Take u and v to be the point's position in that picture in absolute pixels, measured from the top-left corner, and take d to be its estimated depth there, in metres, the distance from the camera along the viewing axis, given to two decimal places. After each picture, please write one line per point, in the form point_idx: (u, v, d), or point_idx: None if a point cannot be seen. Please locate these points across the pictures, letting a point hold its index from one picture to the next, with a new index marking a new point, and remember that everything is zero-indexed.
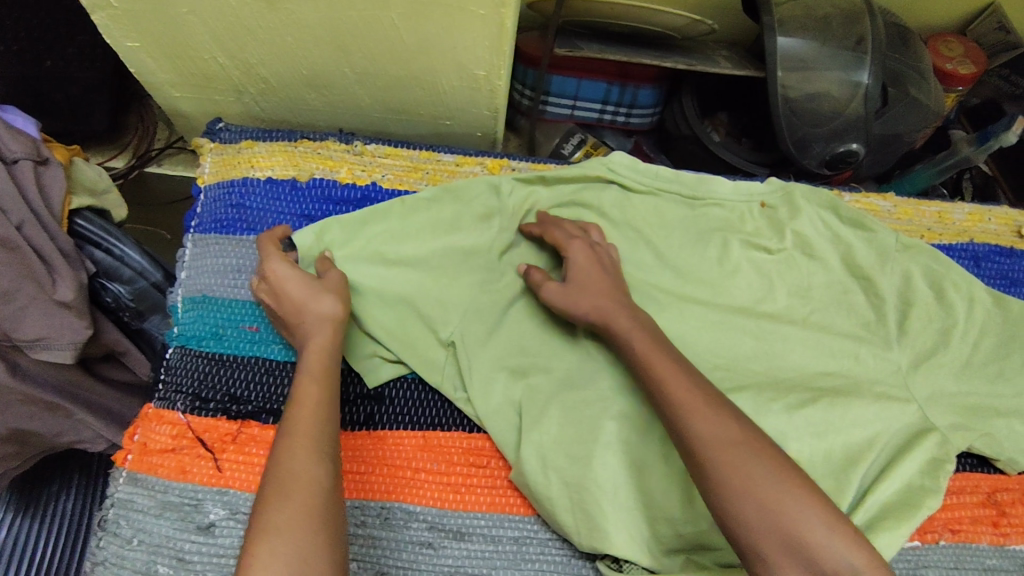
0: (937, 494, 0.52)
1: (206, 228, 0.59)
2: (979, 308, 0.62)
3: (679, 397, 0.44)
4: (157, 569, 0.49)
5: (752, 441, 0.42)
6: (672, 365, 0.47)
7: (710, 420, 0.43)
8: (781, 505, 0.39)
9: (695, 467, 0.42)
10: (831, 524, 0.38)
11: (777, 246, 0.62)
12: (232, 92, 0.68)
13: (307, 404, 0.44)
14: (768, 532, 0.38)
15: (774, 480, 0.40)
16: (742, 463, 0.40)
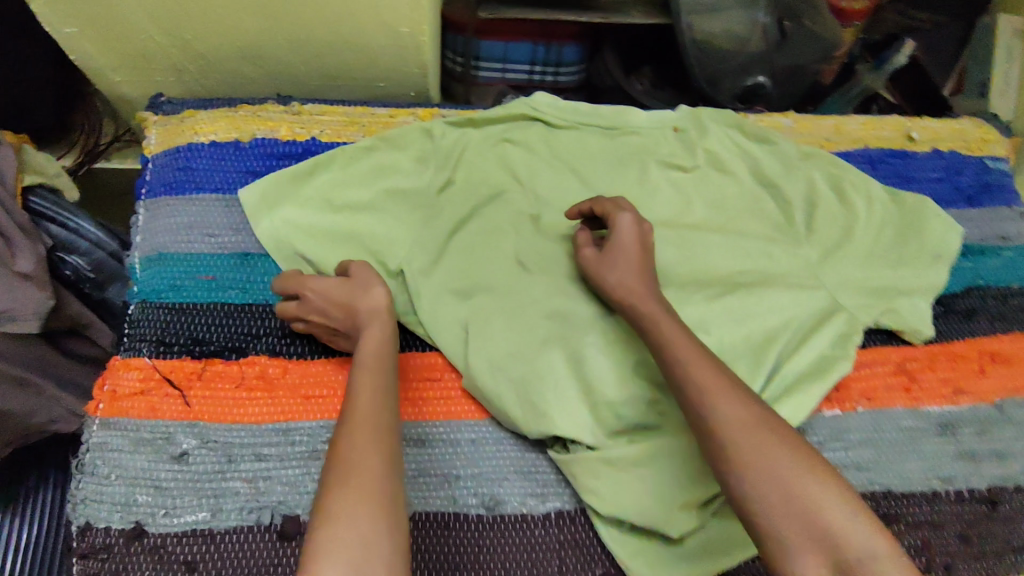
0: (849, 359, 0.59)
1: (155, 192, 0.62)
2: (877, 203, 0.68)
3: (701, 377, 0.46)
4: (137, 498, 0.53)
5: (761, 416, 0.44)
6: (697, 348, 0.48)
7: (722, 397, 0.45)
8: (804, 490, 0.41)
9: (706, 443, 0.45)
10: (853, 508, 0.41)
11: (690, 164, 0.68)
12: (172, 72, 0.72)
13: (367, 395, 0.46)
14: (791, 513, 0.41)
15: (785, 456, 0.42)
16: (754, 441, 0.43)
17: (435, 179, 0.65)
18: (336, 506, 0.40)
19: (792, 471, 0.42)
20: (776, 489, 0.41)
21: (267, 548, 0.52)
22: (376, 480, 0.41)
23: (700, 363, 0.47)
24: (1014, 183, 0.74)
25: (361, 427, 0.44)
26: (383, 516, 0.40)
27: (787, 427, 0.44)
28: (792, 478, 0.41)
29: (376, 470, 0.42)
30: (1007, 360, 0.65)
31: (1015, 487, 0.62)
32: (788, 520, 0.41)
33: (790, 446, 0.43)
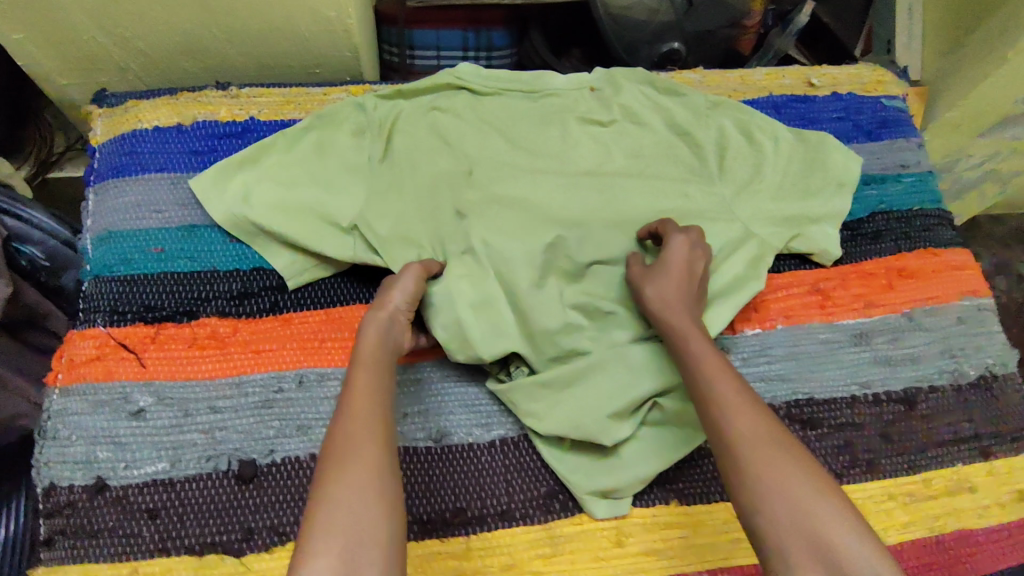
0: (759, 279, 0.65)
1: (104, 177, 0.66)
2: (784, 143, 0.74)
3: (722, 389, 0.50)
4: (98, 455, 0.55)
5: (775, 431, 0.47)
6: (723, 365, 0.52)
7: (737, 404, 0.49)
8: (811, 508, 0.43)
9: (716, 441, 0.49)
10: (858, 532, 0.42)
11: (608, 119, 0.73)
12: (116, 71, 0.75)
13: (361, 391, 0.49)
14: (792, 527, 0.43)
15: (782, 461, 0.46)
16: (758, 445, 0.47)
17: (372, 149, 0.69)
18: (333, 490, 0.43)
19: (789, 478, 0.45)
20: (769, 491, 0.45)
21: (226, 491, 0.55)
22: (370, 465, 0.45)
23: (721, 376, 0.51)
24: (910, 117, 0.80)
25: (355, 419, 0.48)
26: (378, 505, 0.44)
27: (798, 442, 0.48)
28: (788, 483, 0.45)
29: (373, 461, 0.45)
30: (914, 275, 0.71)
31: (931, 387, 0.66)
32: (780, 523, 0.43)
33: (794, 456, 0.46)
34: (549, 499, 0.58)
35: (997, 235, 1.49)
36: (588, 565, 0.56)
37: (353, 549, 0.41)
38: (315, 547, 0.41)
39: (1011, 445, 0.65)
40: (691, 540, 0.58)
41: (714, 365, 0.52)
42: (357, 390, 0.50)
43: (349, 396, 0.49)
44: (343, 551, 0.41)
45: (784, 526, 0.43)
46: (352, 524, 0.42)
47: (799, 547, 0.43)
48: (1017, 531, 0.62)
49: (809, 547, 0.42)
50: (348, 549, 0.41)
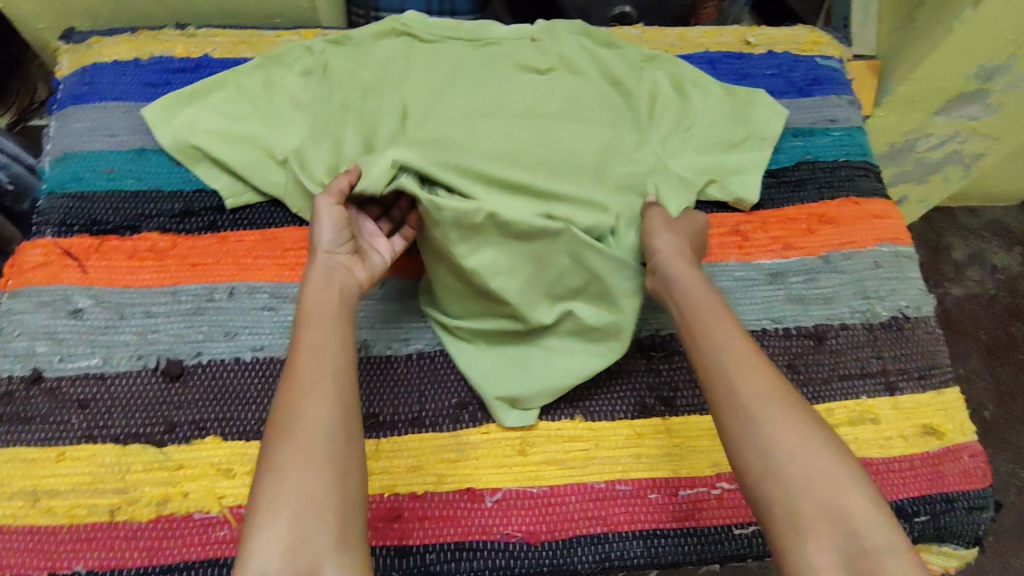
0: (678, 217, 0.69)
1: (64, 104, 0.71)
2: (712, 98, 0.77)
3: (733, 353, 0.51)
4: (37, 349, 0.59)
5: (786, 399, 0.49)
6: (730, 329, 0.53)
7: (744, 376, 0.50)
8: (826, 476, 0.45)
9: (725, 409, 0.50)
10: (871, 501, 0.44)
11: (544, 67, 0.76)
12: (87, 17, 0.79)
13: (306, 354, 0.50)
14: (812, 495, 0.44)
15: (796, 434, 0.47)
16: (772, 416, 0.48)
17: (316, 86, 0.72)
18: (281, 458, 0.44)
19: (807, 450, 0.46)
20: (784, 462, 0.46)
21: (153, 387, 0.59)
22: (322, 429, 0.46)
23: (733, 345, 0.52)
24: (845, 76, 0.83)
25: (305, 379, 0.48)
26: (332, 467, 0.45)
27: (807, 408, 0.49)
28: (800, 457, 0.46)
29: (323, 425, 0.46)
30: (833, 221, 0.73)
31: (842, 325, 0.69)
32: (799, 493, 0.45)
33: (810, 426, 0.47)
34: (457, 409, 0.61)
35: (972, 228, 1.44)
36: (490, 471, 0.59)
37: (307, 515, 0.42)
38: (273, 512, 0.42)
39: (918, 382, 0.67)
40: (593, 452, 0.60)
41: (721, 338, 0.53)
42: (300, 351, 0.50)
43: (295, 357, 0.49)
44: (297, 513, 0.42)
45: (801, 496, 0.45)
46: (306, 486, 0.43)
47: (819, 516, 0.44)
48: (920, 464, 0.64)
49: (829, 515, 0.44)
50: (303, 511, 0.42)
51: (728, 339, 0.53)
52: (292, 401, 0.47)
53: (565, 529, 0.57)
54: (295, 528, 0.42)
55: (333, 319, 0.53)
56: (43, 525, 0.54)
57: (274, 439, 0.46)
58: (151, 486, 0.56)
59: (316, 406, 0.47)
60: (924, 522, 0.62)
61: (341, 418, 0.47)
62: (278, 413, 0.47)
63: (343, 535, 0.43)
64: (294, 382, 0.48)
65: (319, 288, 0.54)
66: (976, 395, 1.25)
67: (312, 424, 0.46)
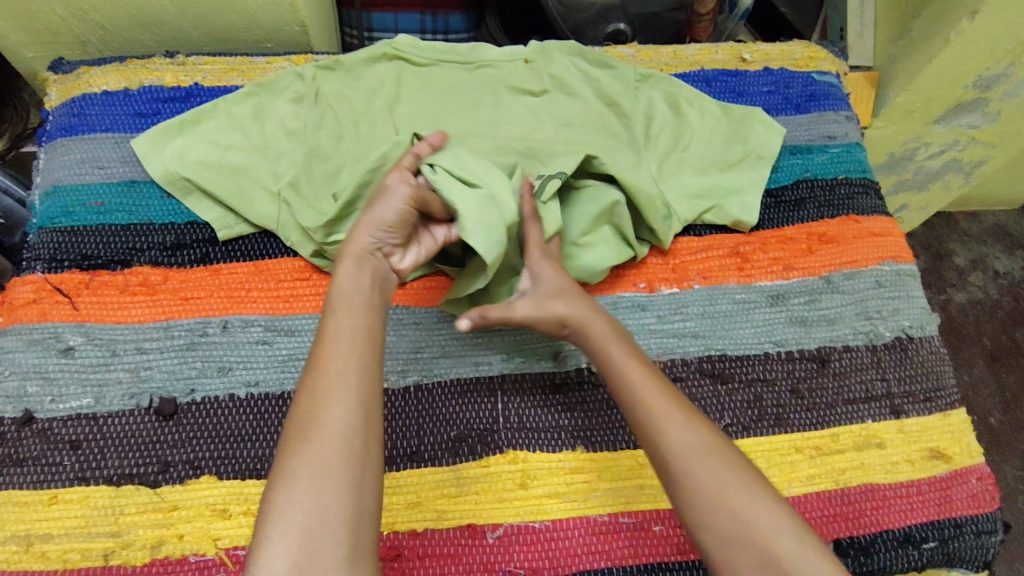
0: (667, 239, 0.69)
1: (53, 136, 0.70)
2: (709, 117, 0.77)
3: (653, 402, 0.52)
4: (27, 389, 0.58)
5: (711, 442, 0.51)
6: (647, 375, 0.54)
7: (670, 424, 0.51)
8: (756, 524, 0.47)
9: (654, 461, 0.51)
10: (802, 539, 0.47)
11: (539, 89, 0.75)
12: (77, 45, 0.78)
13: (331, 347, 0.50)
14: (744, 545, 0.47)
15: (723, 477, 0.49)
16: (693, 463, 0.50)
17: (307, 112, 0.71)
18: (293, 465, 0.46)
19: (731, 494, 0.48)
20: (711, 507, 0.48)
21: (146, 427, 0.58)
22: (333, 435, 0.46)
23: (653, 393, 0.53)
24: (842, 92, 0.82)
25: (327, 378, 0.49)
26: (348, 477, 0.46)
27: (732, 450, 0.51)
28: (728, 505, 0.48)
29: (338, 427, 0.47)
30: (834, 240, 0.73)
31: (845, 347, 0.68)
32: (727, 538, 0.47)
33: (731, 465, 0.50)
34: (450, 439, 0.60)
35: (974, 232, 1.43)
36: (491, 506, 0.58)
37: (314, 531, 0.43)
38: (278, 528, 0.44)
39: (924, 404, 0.66)
40: (596, 484, 0.59)
41: (642, 380, 0.54)
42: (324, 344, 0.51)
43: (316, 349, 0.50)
44: (305, 528, 0.43)
45: (730, 540, 0.47)
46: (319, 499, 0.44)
47: (749, 557, 0.46)
48: (927, 489, 0.63)
49: (762, 564, 0.46)
50: (312, 528, 0.43)
51: (646, 385, 0.53)
52: (312, 400, 0.48)
53: (568, 565, 0.56)
54: (301, 541, 0.43)
55: (362, 306, 0.53)
56: (35, 572, 0.53)
57: (292, 444, 0.47)
58: (145, 529, 0.55)
59: (331, 407, 0.47)
60: (932, 548, 0.61)
61: (359, 425, 0.47)
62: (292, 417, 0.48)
63: (350, 550, 0.44)
64: (315, 379, 0.49)
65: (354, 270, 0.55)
66: (982, 403, 1.24)
67: (328, 431, 0.47)
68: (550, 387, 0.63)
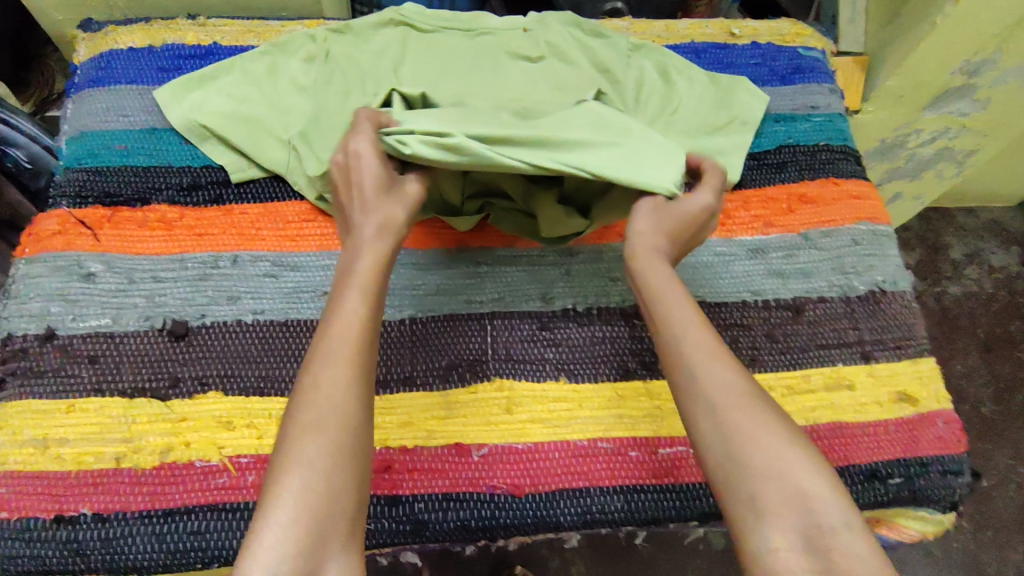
0: None
1: (82, 87, 0.75)
2: (697, 85, 0.81)
3: (694, 342, 0.51)
4: (50, 309, 0.63)
5: (748, 388, 0.49)
6: (690, 317, 0.53)
7: (710, 364, 0.50)
8: (790, 469, 0.45)
9: (690, 400, 0.50)
10: (834, 490, 0.45)
11: (536, 55, 0.80)
12: (104, 9, 0.84)
13: (340, 332, 0.50)
14: (774, 487, 0.44)
15: (758, 418, 0.47)
16: (729, 401, 0.48)
17: (318, 71, 0.76)
18: (302, 447, 0.45)
19: (768, 435, 0.46)
20: (744, 446, 0.46)
21: (159, 346, 0.62)
22: (343, 427, 0.47)
23: (696, 332, 0.52)
24: (827, 66, 0.86)
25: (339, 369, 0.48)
26: (353, 464, 0.46)
27: (771, 402, 0.49)
28: (756, 447, 0.46)
29: (343, 413, 0.47)
30: (812, 200, 0.76)
31: (820, 297, 0.71)
32: (757, 473, 0.45)
33: (773, 417, 0.48)
34: (441, 365, 0.64)
35: (969, 227, 1.45)
36: (478, 427, 0.61)
37: (321, 514, 0.43)
38: (287, 509, 0.43)
39: (894, 352, 0.69)
40: (576, 412, 0.63)
41: (683, 320, 0.53)
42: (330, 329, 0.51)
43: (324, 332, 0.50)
44: (313, 513, 0.43)
45: (762, 478, 0.45)
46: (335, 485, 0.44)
47: (774, 490, 0.44)
48: (894, 429, 0.66)
49: (792, 506, 0.44)
50: (319, 510, 0.43)
51: (690, 322, 0.53)
52: (314, 383, 0.48)
53: (548, 483, 0.60)
54: (306, 522, 0.43)
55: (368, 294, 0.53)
56: (51, 472, 0.57)
57: (296, 429, 0.46)
58: (155, 436, 0.59)
59: (337, 395, 0.47)
60: (898, 484, 0.64)
61: (359, 409, 0.48)
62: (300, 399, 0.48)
63: (347, 540, 0.44)
64: (328, 362, 0.49)
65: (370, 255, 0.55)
66: (974, 393, 1.26)
67: (334, 413, 0.47)
68: (538, 324, 0.67)
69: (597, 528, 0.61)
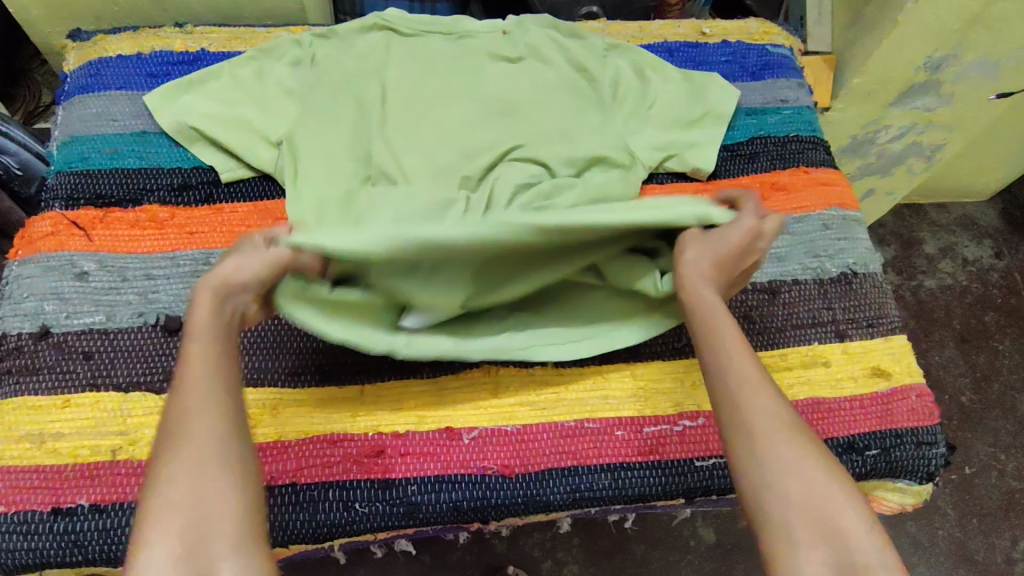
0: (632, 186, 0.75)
1: (72, 94, 0.77)
2: (670, 81, 0.84)
3: (739, 364, 0.50)
4: (44, 308, 0.64)
5: (789, 413, 0.48)
6: (738, 341, 0.51)
7: (755, 390, 0.48)
8: (830, 504, 0.44)
9: (727, 421, 0.48)
10: (868, 522, 0.44)
11: (515, 56, 0.83)
12: (93, 20, 0.85)
13: (195, 359, 0.46)
14: (810, 521, 0.43)
15: (802, 450, 0.46)
16: (772, 431, 0.47)
17: (304, 75, 0.78)
18: (166, 470, 0.42)
19: (807, 467, 0.45)
20: (781, 474, 0.45)
21: (153, 341, 0.64)
22: (205, 445, 0.43)
23: (743, 356, 0.50)
24: (794, 62, 0.90)
25: (195, 391, 0.45)
26: (228, 474, 0.42)
27: (809, 428, 0.48)
28: (794, 476, 0.45)
29: (208, 434, 0.43)
30: (784, 188, 0.79)
31: (794, 280, 0.74)
32: (796, 509, 0.44)
33: (811, 446, 0.46)
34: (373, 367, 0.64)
35: (942, 223, 1.50)
36: (467, 411, 0.63)
37: (193, 531, 0.40)
38: (162, 529, 0.40)
39: (866, 329, 0.72)
40: (563, 394, 0.64)
41: (734, 342, 0.51)
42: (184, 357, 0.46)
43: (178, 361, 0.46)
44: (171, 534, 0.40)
45: (796, 508, 0.44)
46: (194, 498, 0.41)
47: (807, 523, 0.43)
48: (869, 403, 0.68)
49: (825, 535, 0.43)
50: (192, 529, 0.40)
51: (739, 342, 0.51)
52: (177, 411, 0.44)
53: (537, 463, 0.61)
54: (179, 541, 0.40)
55: (222, 327, 0.48)
56: (48, 465, 0.58)
57: (160, 452, 0.43)
58: (151, 428, 0.60)
59: (199, 412, 0.44)
60: (875, 455, 0.66)
61: (224, 430, 0.44)
62: (166, 421, 0.44)
63: (239, 551, 0.40)
64: (185, 388, 0.45)
65: (214, 299, 0.49)
66: (952, 382, 1.29)
67: (193, 435, 0.43)
68: None
69: (586, 506, 0.63)
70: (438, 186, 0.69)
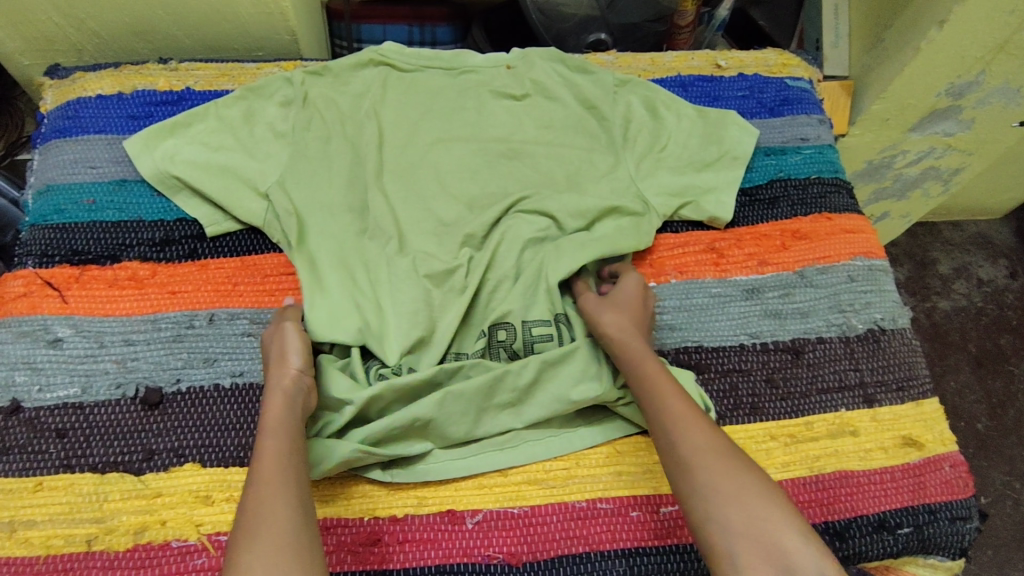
0: (647, 241, 0.70)
1: (48, 138, 0.72)
2: (686, 119, 0.78)
3: (672, 404, 0.54)
4: (15, 379, 0.59)
5: (719, 443, 0.51)
6: (667, 382, 0.56)
7: (684, 427, 0.52)
8: (768, 521, 0.47)
9: (671, 463, 0.52)
10: (805, 534, 0.47)
11: (520, 94, 0.78)
12: (72, 52, 0.80)
13: (273, 461, 0.49)
14: (750, 542, 0.46)
15: (733, 477, 0.49)
16: (708, 463, 0.50)
17: (296, 116, 0.72)
18: (247, 558, 0.44)
19: (743, 490, 0.48)
20: (721, 502, 0.48)
21: (132, 416, 0.59)
22: (286, 535, 0.45)
23: (672, 396, 0.55)
24: (814, 96, 0.85)
25: (270, 484, 0.48)
26: (304, 561, 0.45)
27: (742, 455, 0.51)
28: (731, 501, 0.48)
29: (285, 525, 0.46)
30: (807, 236, 0.75)
31: (819, 338, 0.69)
32: (736, 530, 0.47)
33: (744, 469, 0.50)
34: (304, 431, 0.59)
35: (956, 241, 1.45)
36: (471, 492, 0.59)
37: None
38: None
39: (896, 394, 0.67)
40: (574, 471, 0.60)
41: (662, 386, 0.55)
42: (261, 457, 0.50)
43: (256, 461, 0.49)
44: None
45: (738, 532, 0.47)
46: None
47: (751, 544, 0.46)
48: (901, 476, 0.64)
49: (765, 555, 0.45)
50: None
51: (666, 387, 0.55)
52: (256, 507, 0.46)
53: (547, 550, 0.57)
54: None
55: (295, 432, 0.52)
56: (17, 557, 0.53)
57: (241, 545, 0.45)
58: (128, 515, 0.55)
59: (279, 498, 0.47)
60: (907, 534, 0.61)
61: (304, 524, 0.47)
62: (246, 514, 0.46)
63: None
64: (261, 485, 0.48)
65: (288, 404, 0.53)
66: (968, 409, 1.25)
67: (274, 528, 0.45)
68: None
69: None
70: (439, 247, 0.67)
